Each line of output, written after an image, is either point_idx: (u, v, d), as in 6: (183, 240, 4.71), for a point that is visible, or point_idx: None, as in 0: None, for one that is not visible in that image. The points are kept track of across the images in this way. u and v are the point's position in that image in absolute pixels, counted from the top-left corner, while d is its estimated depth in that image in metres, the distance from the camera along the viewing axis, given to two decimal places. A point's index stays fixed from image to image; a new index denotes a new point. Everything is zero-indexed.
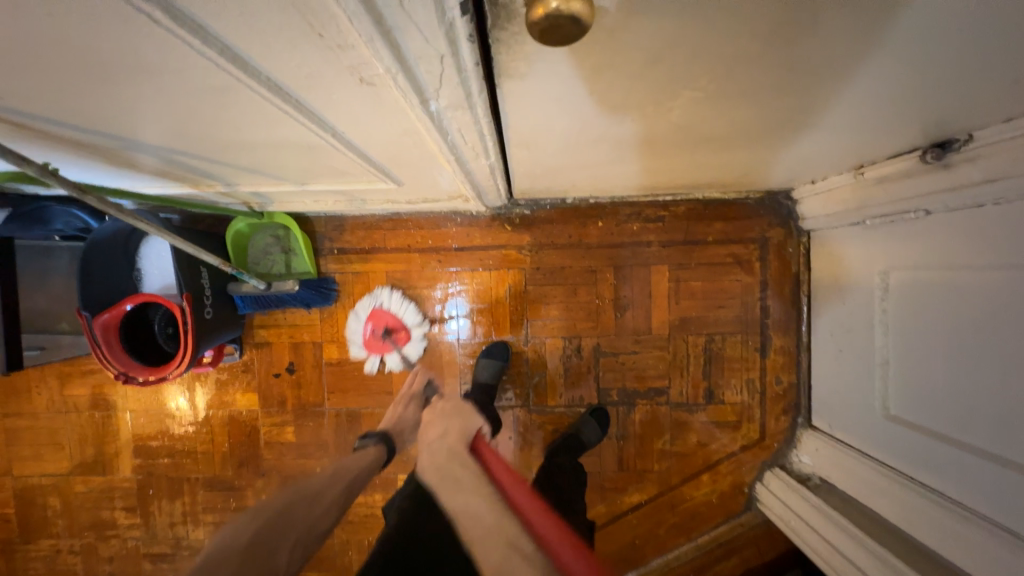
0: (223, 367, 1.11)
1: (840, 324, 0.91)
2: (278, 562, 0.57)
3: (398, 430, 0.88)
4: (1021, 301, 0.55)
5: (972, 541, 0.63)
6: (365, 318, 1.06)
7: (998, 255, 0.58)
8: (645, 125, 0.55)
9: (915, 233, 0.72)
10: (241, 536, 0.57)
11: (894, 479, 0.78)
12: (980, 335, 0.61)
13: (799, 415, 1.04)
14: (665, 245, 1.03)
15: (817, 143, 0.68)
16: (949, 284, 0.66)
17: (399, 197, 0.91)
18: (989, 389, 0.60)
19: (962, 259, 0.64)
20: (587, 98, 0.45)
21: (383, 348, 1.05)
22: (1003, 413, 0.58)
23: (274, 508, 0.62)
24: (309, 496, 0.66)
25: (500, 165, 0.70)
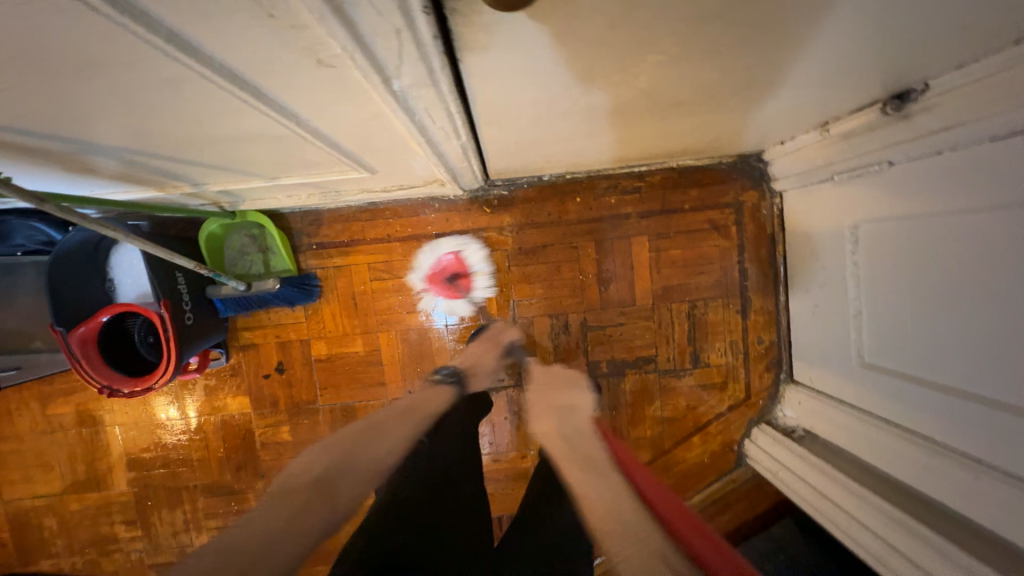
0: (210, 373, 1.09)
1: (815, 280, 0.94)
2: (339, 496, 0.58)
3: (473, 371, 0.91)
4: (983, 241, 0.57)
5: (945, 471, 0.67)
6: (438, 254, 1.05)
7: (959, 200, 0.60)
8: (611, 94, 0.55)
9: (881, 185, 0.74)
10: (316, 469, 0.61)
11: (872, 423, 0.82)
12: (946, 279, 0.63)
13: (782, 370, 1.07)
14: (643, 216, 1.04)
15: (783, 103, 0.69)
16: (914, 233, 0.68)
17: (374, 186, 0.89)
18: (957, 328, 0.63)
19: (926, 206, 0.66)
20: (551, 67, 0.45)
21: (445, 290, 1.06)
22: (972, 350, 0.61)
23: (346, 445, 0.66)
24: (376, 434, 0.69)
25: (473, 146, 0.69)
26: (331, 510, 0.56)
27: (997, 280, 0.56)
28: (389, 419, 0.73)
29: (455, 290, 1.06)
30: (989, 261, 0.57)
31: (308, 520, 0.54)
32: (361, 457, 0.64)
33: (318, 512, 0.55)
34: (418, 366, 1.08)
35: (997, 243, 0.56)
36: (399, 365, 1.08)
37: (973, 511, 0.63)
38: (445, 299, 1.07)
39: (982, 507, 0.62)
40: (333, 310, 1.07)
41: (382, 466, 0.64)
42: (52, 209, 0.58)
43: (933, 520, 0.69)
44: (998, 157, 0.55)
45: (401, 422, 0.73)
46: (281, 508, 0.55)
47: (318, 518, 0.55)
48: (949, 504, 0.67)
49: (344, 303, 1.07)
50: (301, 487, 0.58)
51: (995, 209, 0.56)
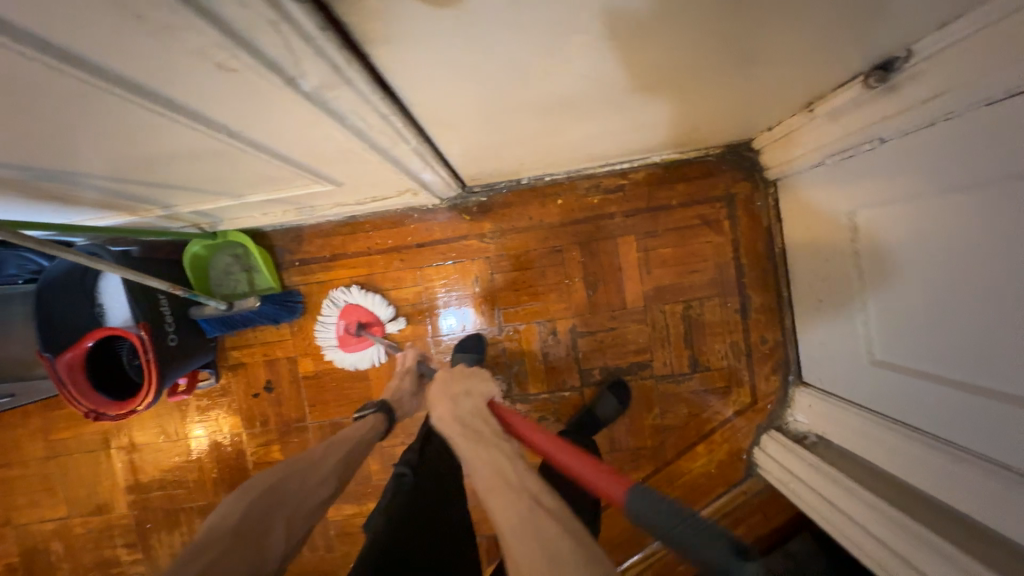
0: (202, 394, 1.10)
1: (816, 273, 0.87)
2: (269, 538, 0.54)
3: (396, 400, 0.88)
4: (999, 216, 0.50)
5: (967, 480, 0.59)
6: (340, 313, 1.04)
7: (966, 172, 0.53)
8: (553, 84, 0.51)
9: (879, 164, 0.67)
10: (228, 520, 0.53)
11: (885, 426, 0.74)
12: (958, 263, 0.56)
13: (790, 372, 1.00)
14: (628, 215, 1.00)
15: (755, 85, 0.64)
16: (921, 214, 0.61)
17: (346, 199, 0.89)
18: (976, 319, 0.55)
19: (930, 182, 0.59)
20: (474, 58, 0.42)
21: (359, 343, 1.03)
22: (995, 343, 0.53)
23: (264, 486, 0.59)
24: (301, 475, 0.63)
25: (429, 150, 0.67)
26: (253, 560, 0.51)
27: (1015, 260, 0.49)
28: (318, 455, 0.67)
29: (366, 339, 1.03)
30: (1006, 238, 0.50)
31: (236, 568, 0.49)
32: (289, 495, 0.60)
33: (247, 558, 0.50)
34: None
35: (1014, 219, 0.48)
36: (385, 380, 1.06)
37: (1002, 527, 0.55)
38: (360, 352, 1.03)
39: (1012, 522, 0.54)
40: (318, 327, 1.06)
41: (310, 507, 0.61)
42: (13, 234, 0.57)
43: (964, 538, 0.60)
44: (1001, 119, 0.48)
45: (327, 453, 0.69)
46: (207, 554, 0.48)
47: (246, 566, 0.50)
48: (975, 519, 0.59)
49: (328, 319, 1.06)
50: (226, 532, 0.52)
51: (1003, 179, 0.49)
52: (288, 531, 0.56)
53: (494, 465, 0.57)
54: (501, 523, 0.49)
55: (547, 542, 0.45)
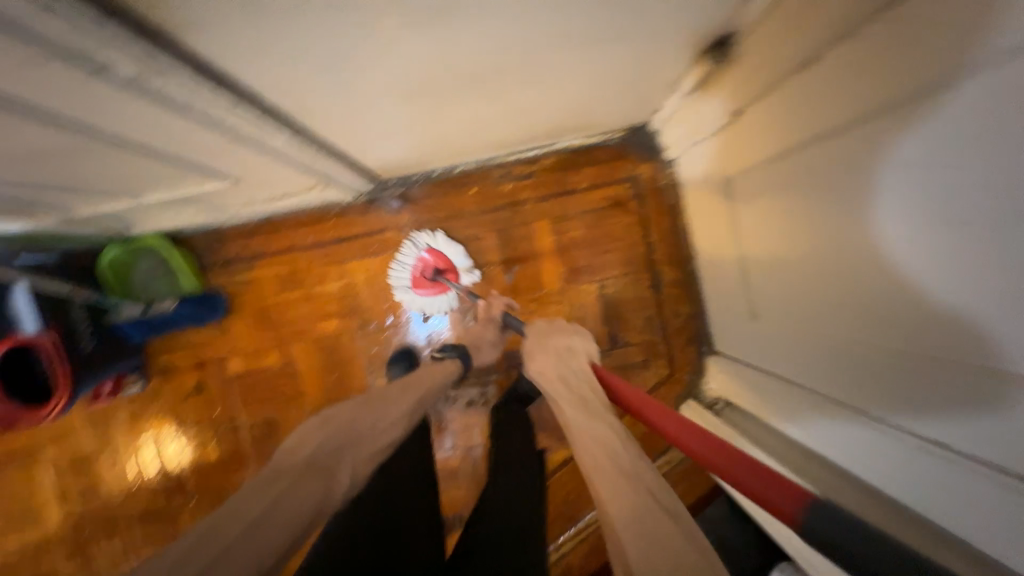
0: (133, 400, 1.10)
1: (710, 245, 0.92)
2: (337, 474, 0.52)
3: (475, 345, 0.93)
4: (997, 270, 0.37)
5: (834, 425, 0.64)
6: (419, 254, 1.02)
7: (958, 201, 0.38)
8: (394, 71, 0.54)
9: (816, 150, 0.55)
10: (305, 449, 0.52)
11: (774, 381, 0.79)
12: (922, 298, 0.44)
13: (703, 343, 1.04)
14: (540, 201, 1.03)
15: (615, 70, 0.68)
16: (879, 227, 0.47)
17: (255, 195, 0.91)
18: (942, 367, 0.44)
19: (901, 193, 0.44)
20: (291, 43, 0.45)
21: (433, 287, 1.01)
22: (961, 396, 0.43)
23: (341, 421, 0.58)
24: (373, 415, 0.61)
25: (307, 140, 0.69)
26: (321, 491, 0.50)
27: (1009, 326, 0.37)
28: (391, 396, 0.66)
29: (441, 285, 1.01)
30: (995, 272, 0.37)
31: (303, 499, 0.48)
32: (362, 438, 0.57)
33: (312, 495, 0.48)
34: (334, 374, 1.07)
35: (1015, 281, 0.35)
36: (316, 374, 1.07)
37: (867, 472, 0.59)
38: (432, 297, 1.02)
39: (868, 457, 0.58)
40: (245, 325, 1.08)
41: (378, 447, 0.59)
42: None
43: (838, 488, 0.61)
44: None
45: (401, 396, 0.68)
46: (276, 485, 0.47)
47: (308, 498, 0.48)
48: (845, 466, 0.63)
49: (255, 317, 1.07)
50: (294, 465, 0.50)
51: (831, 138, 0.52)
52: (354, 471, 0.54)
53: (603, 440, 0.47)
54: (613, 515, 0.41)
55: (665, 545, 0.37)
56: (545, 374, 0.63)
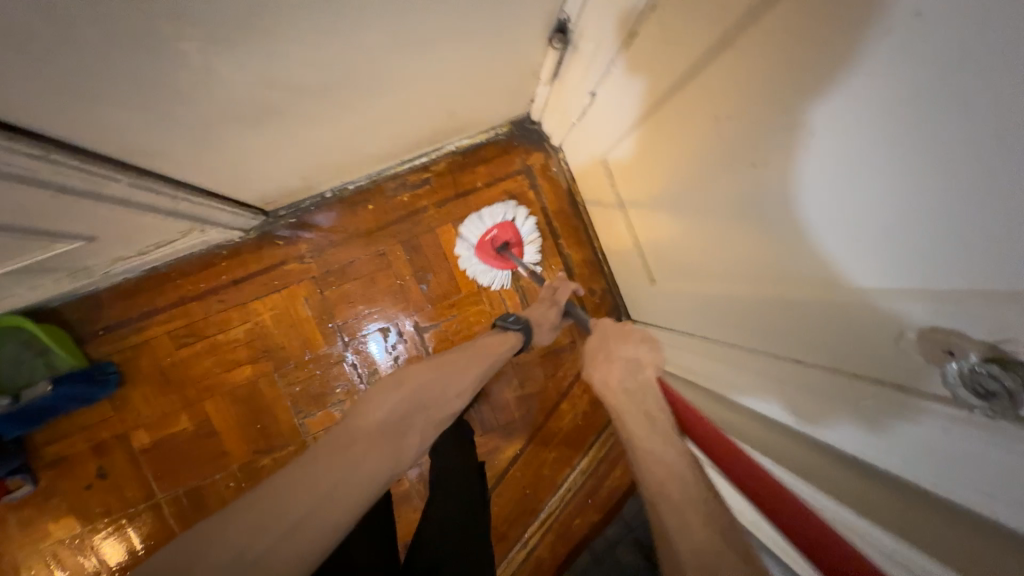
0: (22, 506, 0.96)
1: (603, 220, 0.96)
2: (408, 438, 0.58)
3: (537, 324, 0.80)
4: (920, 258, 0.33)
5: (728, 363, 0.66)
6: (493, 222, 1.00)
7: (877, 184, 0.34)
8: (218, 93, 0.52)
9: (702, 132, 0.52)
10: (381, 413, 0.58)
11: (680, 334, 0.81)
12: (840, 281, 0.42)
13: (622, 313, 1.07)
14: (440, 205, 1.03)
15: (472, 71, 0.70)
16: (792, 212, 0.44)
17: (125, 250, 0.84)
18: (886, 332, 0.39)
19: (813, 175, 0.40)
20: (71, 68, 0.41)
21: (497, 260, 0.99)
22: (876, 370, 0.42)
23: (409, 392, 0.63)
24: (441, 385, 0.67)
25: (155, 180, 0.64)
26: (392, 457, 0.54)
27: (930, 316, 0.34)
28: (463, 365, 0.70)
29: (508, 259, 0.99)
30: (979, 230, 0.28)
31: (373, 467, 0.52)
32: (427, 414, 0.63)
33: (386, 455, 0.54)
34: (257, 424, 1.00)
35: (939, 268, 0.32)
36: (236, 429, 1.00)
37: (763, 404, 0.60)
38: (492, 269, 1.00)
39: (756, 392, 0.61)
40: (145, 393, 0.98)
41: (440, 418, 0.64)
42: None
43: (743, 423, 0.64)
44: (947, 116, 0.27)
45: (467, 366, 0.71)
46: (349, 454, 0.52)
47: (385, 458, 0.53)
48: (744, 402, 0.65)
49: (153, 381, 0.98)
50: (370, 427, 0.56)
51: (667, 102, 0.57)
52: (424, 431, 0.61)
53: (668, 462, 0.47)
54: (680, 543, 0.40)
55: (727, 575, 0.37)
56: (610, 383, 0.62)
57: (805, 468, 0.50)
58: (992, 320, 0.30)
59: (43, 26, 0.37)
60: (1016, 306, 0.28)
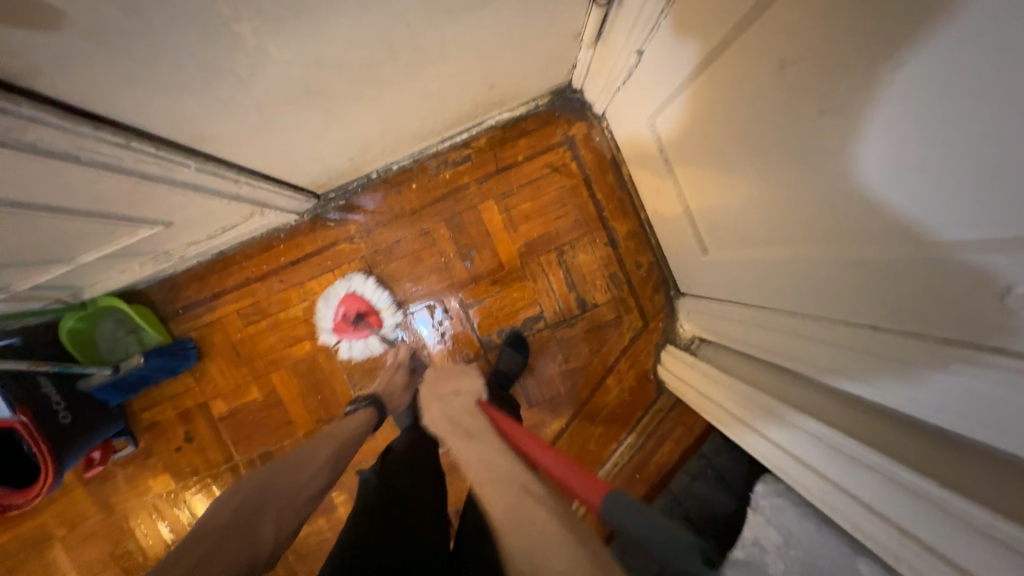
0: (126, 463, 1.10)
1: (651, 189, 0.92)
2: (261, 532, 0.57)
3: (388, 393, 0.90)
4: (994, 211, 0.31)
5: (790, 333, 0.62)
6: (335, 303, 1.04)
7: (942, 135, 0.32)
8: (271, 74, 0.54)
9: (764, 82, 0.47)
10: (223, 513, 0.57)
11: (736, 306, 0.77)
12: (921, 237, 0.37)
13: (670, 287, 1.03)
14: (481, 182, 1.03)
15: (514, 39, 0.68)
16: (855, 171, 0.41)
17: (196, 235, 0.91)
18: (979, 291, 0.35)
19: (872, 132, 0.37)
20: (144, 58, 0.44)
21: (355, 333, 1.03)
22: (971, 333, 0.38)
23: (256, 485, 0.62)
24: (293, 469, 0.66)
25: (218, 167, 0.69)
26: (248, 555, 0.53)
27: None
28: (308, 449, 0.70)
29: (362, 330, 1.03)
30: None
31: (231, 562, 0.52)
32: (280, 497, 0.62)
33: (241, 550, 0.53)
34: (318, 396, 1.07)
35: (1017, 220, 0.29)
36: (299, 400, 1.07)
37: (832, 376, 0.56)
38: (358, 340, 1.04)
39: (824, 363, 0.57)
40: (220, 367, 1.08)
41: (302, 500, 0.63)
42: None
43: (815, 398, 0.61)
44: None
45: (321, 444, 0.72)
46: (198, 551, 0.51)
47: (239, 558, 0.52)
48: (809, 374, 0.61)
49: (227, 355, 1.08)
50: (218, 526, 0.55)
51: (722, 54, 0.52)
52: (277, 524, 0.59)
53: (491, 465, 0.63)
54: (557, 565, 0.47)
55: None
56: (436, 419, 0.79)
57: (886, 442, 0.50)
58: None
59: (115, 18, 0.39)
60: None
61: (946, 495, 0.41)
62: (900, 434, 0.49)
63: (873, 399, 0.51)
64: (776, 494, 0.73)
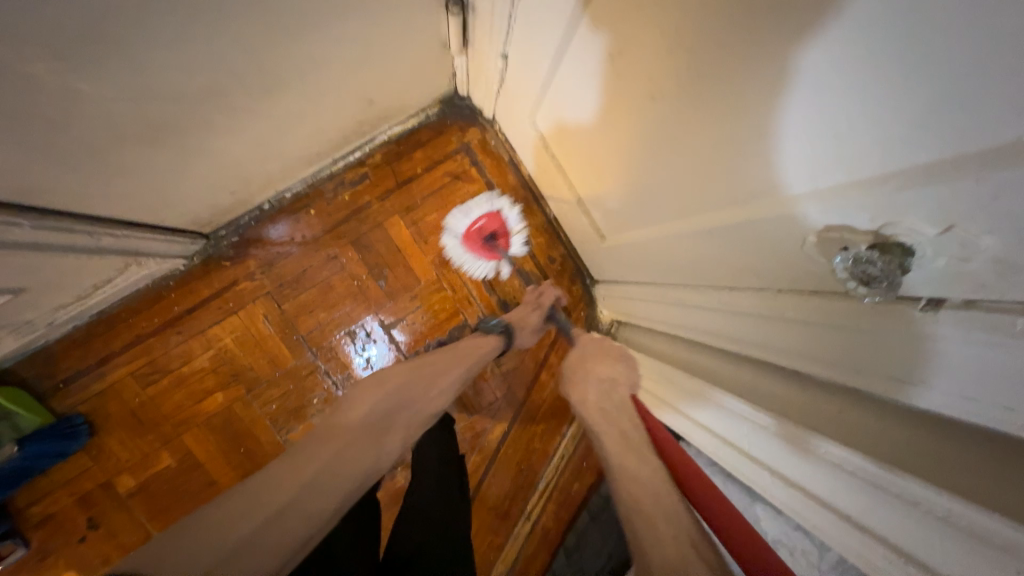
0: (15, 570, 0.95)
1: (546, 185, 0.95)
2: (386, 438, 0.60)
3: (519, 324, 0.87)
4: (899, 167, 0.29)
5: (680, 301, 0.66)
6: (483, 211, 1.01)
7: (862, 93, 0.28)
8: (92, 115, 0.49)
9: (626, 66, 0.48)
10: (359, 416, 0.62)
11: (639, 284, 0.81)
12: (764, 192, 0.41)
13: (585, 276, 1.07)
14: (383, 199, 1.01)
15: (375, 56, 0.68)
16: (759, 126, 0.37)
17: (62, 297, 0.82)
18: (801, 238, 0.39)
19: (811, 76, 0.30)
20: None
21: (485, 251, 1.02)
22: (797, 278, 0.42)
23: (387, 393, 0.67)
24: (421, 386, 0.70)
25: (57, 219, 0.62)
26: (371, 459, 0.57)
27: (834, 216, 0.35)
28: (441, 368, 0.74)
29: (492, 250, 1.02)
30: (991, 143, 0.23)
31: (358, 459, 0.55)
32: (407, 408, 0.66)
33: (365, 456, 0.56)
34: (241, 449, 0.99)
35: (906, 183, 0.28)
36: (220, 457, 0.99)
37: (716, 335, 0.59)
38: (480, 258, 1.02)
39: (706, 326, 0.61)
40: (121, 438, 0.97)
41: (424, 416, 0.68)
42: None
43: (709, 361, 0.64)
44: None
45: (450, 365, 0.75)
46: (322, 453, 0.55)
47: (361, 460, 0.56)
48: (698, 338, 0.65)
49: (126, 424, 0.97)
50: (349, 428, 0.60)
51: (576, 44, 0.54)
52: (403, 432, 0.64)
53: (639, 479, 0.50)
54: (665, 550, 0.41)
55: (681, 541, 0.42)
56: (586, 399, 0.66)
57: (796, 408, 0.48)
58: (881, 209, 0.31)
59: None
60: (907, 196, 0.29)
61: (870, 463, 0.38)
62: (813, 396, 0.48)
63: (743, 351, 0.55)
64: None
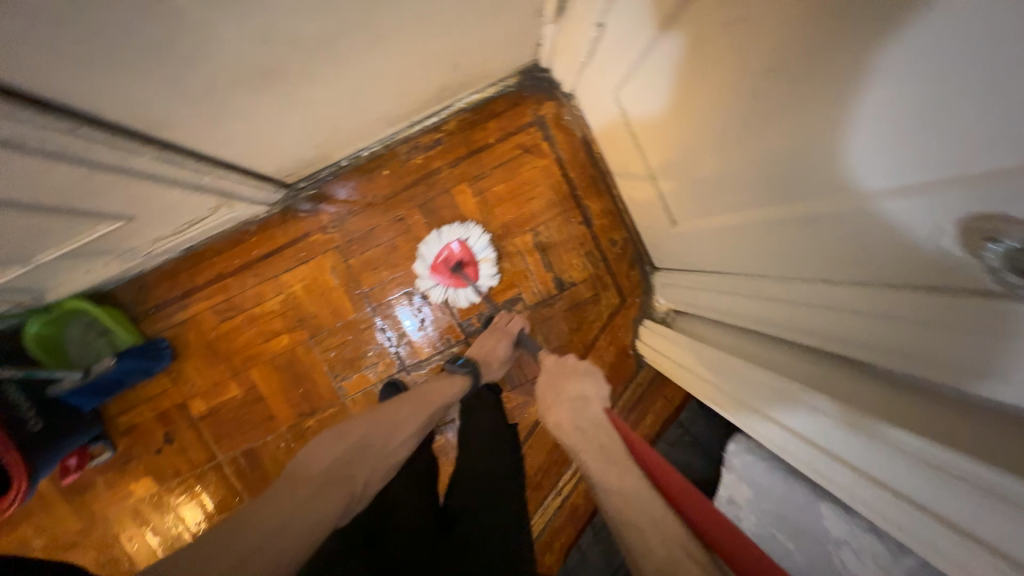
0: (103, 469, 1.07)
1: (620, 165, 0.93)
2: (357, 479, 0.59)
3: (486, 360, 0.89)
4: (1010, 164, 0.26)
5: (752, 294, 0.64)
6: (445, 243, 0.99)
7: (962, 81, 0.26)
8: (222, 56, 0.53)
9: (717, 48, 0.46)
10: (321, 463, 0.60)
11: (707, 273, 0.78)
12: (849, 185, 0.39)
13: (646, 262, 1.04)
14: (452, 166, 1.03)
15: (473, 20, 0.69)
16: (851, 114, 0.35)
17: (161, 230, 0.89)
18: (898, 236, 0.36)
19: (905, 63, 0.29)
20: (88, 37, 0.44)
21: (451, 279, 0.99)
22: (895, 275, 0.39)
23: (356, 435, 0.65)
24: (387, 428, 0.68)
25: (173, 154, 0.67)
26: (341, 502, 0.55)
27: (948, 210, 0.31)
28: (402, 415, 0.71)
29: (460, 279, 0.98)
30: None
31: (332, 501, 0.54)
32: (375, 448, 0.64)
33: (335, 499, 0.55)
34: (299, 389, 1.06)
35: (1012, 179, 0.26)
36: (281, 394, 1.06)
37: (792, 331, 0.57)
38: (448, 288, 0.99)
39: (780, 320, 0.59)
40: (196, 366, 1.06)
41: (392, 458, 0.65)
42: None
43: (779, 357, 0.61)
44: None
45: (416, 407, 0.74)
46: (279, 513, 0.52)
47: (332, 504, 0.54)
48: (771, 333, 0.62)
49: (201, 354, 1.06)
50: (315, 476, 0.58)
51: (674, 19, 0.52)
52: (370, 472, 0.61)
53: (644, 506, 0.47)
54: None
55: None
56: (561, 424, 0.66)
57: (873, 406, 0.46)
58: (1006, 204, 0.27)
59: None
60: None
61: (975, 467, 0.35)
62: (900, 397, 0.45)
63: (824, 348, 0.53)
64: (748, 452, 0.75)
